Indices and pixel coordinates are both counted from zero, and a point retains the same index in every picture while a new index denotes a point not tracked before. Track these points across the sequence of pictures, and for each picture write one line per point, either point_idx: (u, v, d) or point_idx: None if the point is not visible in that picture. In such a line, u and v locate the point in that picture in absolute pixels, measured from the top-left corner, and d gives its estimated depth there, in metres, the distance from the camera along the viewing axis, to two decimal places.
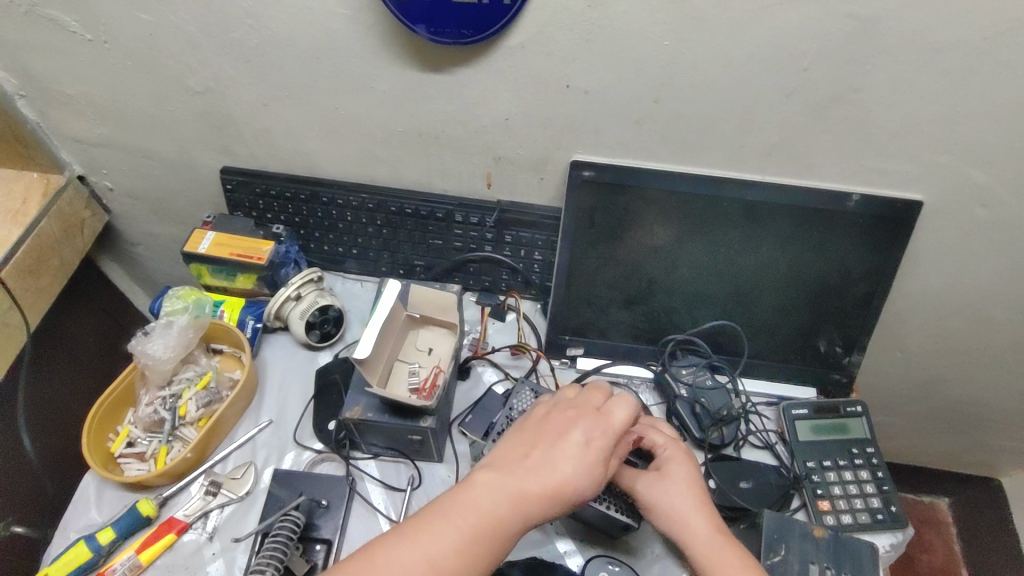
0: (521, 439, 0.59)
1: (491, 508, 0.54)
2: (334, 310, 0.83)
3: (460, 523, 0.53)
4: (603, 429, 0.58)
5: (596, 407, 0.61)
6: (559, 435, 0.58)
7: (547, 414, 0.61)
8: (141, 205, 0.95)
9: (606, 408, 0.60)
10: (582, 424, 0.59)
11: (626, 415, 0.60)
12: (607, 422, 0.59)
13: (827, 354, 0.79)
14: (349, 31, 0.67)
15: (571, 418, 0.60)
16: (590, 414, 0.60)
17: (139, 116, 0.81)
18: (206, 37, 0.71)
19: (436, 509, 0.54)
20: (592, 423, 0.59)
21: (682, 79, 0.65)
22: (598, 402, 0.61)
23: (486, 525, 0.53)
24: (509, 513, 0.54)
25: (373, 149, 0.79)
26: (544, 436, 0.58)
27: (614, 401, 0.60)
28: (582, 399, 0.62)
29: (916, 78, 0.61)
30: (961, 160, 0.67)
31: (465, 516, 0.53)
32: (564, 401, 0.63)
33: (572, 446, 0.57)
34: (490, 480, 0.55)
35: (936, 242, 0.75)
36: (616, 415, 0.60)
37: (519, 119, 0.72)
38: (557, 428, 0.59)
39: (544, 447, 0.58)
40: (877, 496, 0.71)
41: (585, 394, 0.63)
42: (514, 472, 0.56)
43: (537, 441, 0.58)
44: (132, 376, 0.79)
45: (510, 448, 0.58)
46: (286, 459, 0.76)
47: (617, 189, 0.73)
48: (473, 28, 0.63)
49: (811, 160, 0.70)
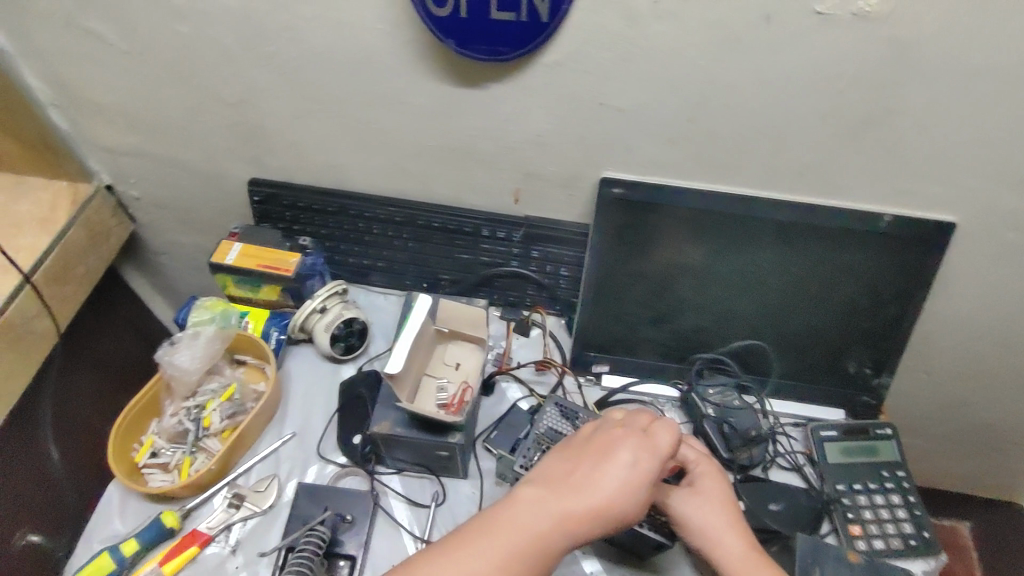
0: (565, 458, 0.59)
1: (535, 527, 0.53)
2: (359, 323, 0.83)
3: (503, 541, 0.52)
4: (648, 451, 0.57)
5: (641, 428, 0.60)
6: (604, 455, 0.57)
7: (592, 433, 0.61)
8: (166, 215, 0.96)
9: (651, 431, 0.59)
10: (628, 445, 0.58)
11: (671, 438, 0.59)
12: (653, 444, 0.58)
13: (856, 376, 0.79)
14: (385, 46, 0.68)
15: (616, 437, 0.59)
16: (637, 434, 0.59)
17: (170, 127, 0.82)
18: (242, 51, 0.71)
19: (480, 527, 0.54)
20: (638, 444, 0.58)
21: (717, 98, 0.65)
22: (643, 423, 0.61)
23: (526, 542, 0.53)
24: (552, 533, 0.54)
25: (403, 163, 0.79)
26: (589, 455, 0.58)
27: (659, 423, 0.60)
28: (627, 420, 0.61)
29: (954, 100, 0.61)
30: (998, 183, 0.66)
31: (507, 533, 0.53)
32: (610, 421, 0.62)
33: (617, 466, 0.56)
34: (533, 498, 0.55)
35: (968, 264, 0.74)
36: (661, 437, 0.59)
37: (551, 136, 0.72)
38: (602, 448, 0.58)
39: (588, 466, 0.57)
40: (909, 521, 0.70)
41: (631, 416, 0.62)
42: (558, 492, 0.55)
43: (581, 459, 0.58)
44: (157, 387, 0.80)
45: (554, 467, 0.58)
46: (310, 472, 0.75)
47: (648, 207, 0.73)
48: (509, 45, 0.63)
49: (844, 181, 0.69)
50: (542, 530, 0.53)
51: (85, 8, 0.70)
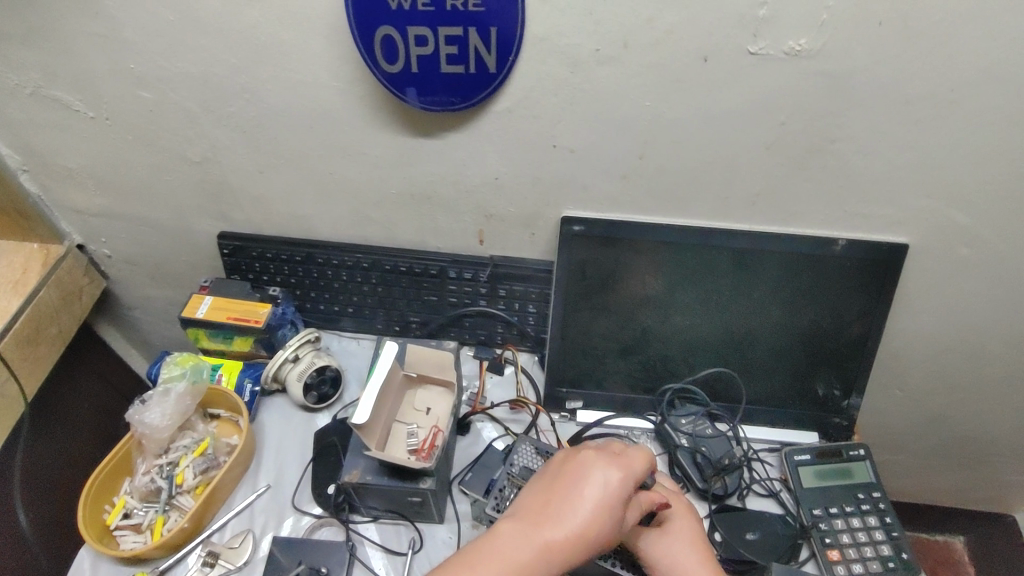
0: (541, 488, 0.60)
1: (518, 555, 0.53)
2: (331, 370, 0.84)
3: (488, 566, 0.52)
4: (622, 472, 0.59)
5: (614, 451, 0.61)
6: (578, 479, 0.58)
7: (565, 459, 0.62)
8: (139, 271, 0.96)
9: (624, 453, 0.61)
10: (600, 466, 0.59)
11: (645, 460, 0.61)
12: (625, 465, 0.59)
13: (826, 398, 0.79)
14: (341, 101, 0.70)
15: (589, 460, 0.60)
16: (609, 456, 0.60)
17: (138, 186, 0.83)
18: (205, 111, 0.73)
19: (463, 559, 0.53)
20: (612, 465, 0.59)
21: (665, 137, 0.67)
22: (616, 446, 0.62)
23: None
24: (535, 559, 0.53)
25: (367, 211, 0.81)
26: (564, 481, 0.59)
27: (631, 446, 0.61)
28: (600, 445, 0.63)
29: (889, 128, 0.63)
30: (941, 204, 0.68)
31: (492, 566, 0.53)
32: (582, 447, 0.63)
33: (592, 488, 0.57)
34: (515, 530, 0.55)
35: (924, 282, 0.76)
36: (634, 459, 0.60)
37: (508, 178, 0.74)
38: (575, 472, 0.59)
39: (566, 492, 0.58)
40: (887, 544, 0.70)
41: (604, 442, 0.63)
42: (536, 521, 0.56)
43: (557, 488, 0.58)
44: (130, 445, 0.79)
45: (530, 498, 0.59)
46: (285, 525, 0.75)
47: (607, 241, 0.74)
48: (461, 96, 0.66)
49: (794, 209, 0.71)
50: (524, 557, 0.53)
51: (50, 79, 0.72)
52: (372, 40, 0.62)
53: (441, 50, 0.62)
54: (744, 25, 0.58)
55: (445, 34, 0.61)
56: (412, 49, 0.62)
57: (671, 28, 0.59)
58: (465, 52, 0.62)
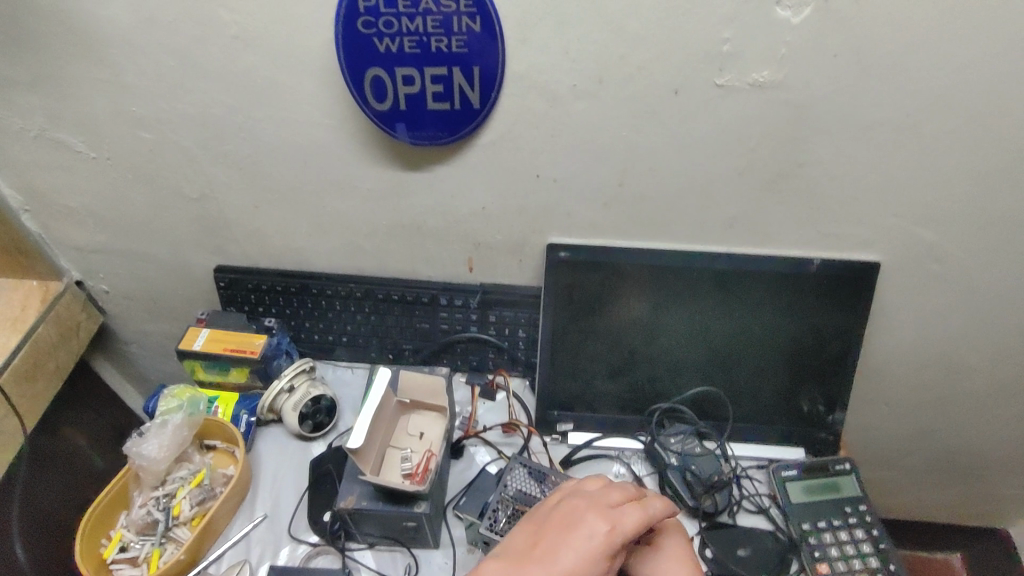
0: (532, 532, 0.61)
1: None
2: (326, 399, 0.85)
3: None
4: (611, 530, 0.59)
5: (610, 503, 0.62)
6: (566, 528, 0.60)
7: (560, 503, 0.63)
8: (136, 305, 0.98)
9: (621, 509, 0.61)
10: (592, 518, 0.60)
11: (640, 518, 0.61)
12: (617, 521, 0.60)
13: (810, 414, 0.81)
14: (333, 137, 0.73)
15: (582, 511, 0.61)
16: (602, 508, 0.61)
17: (137, 223, 0.86)
18: (202, 150, 0.76)
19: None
20: (602, 518, 0.60)
21: (642, 165, 0.71)
22: (613, 500, 0.63)
23: None
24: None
25: (359, 242, 0.83)
26: (554, 527, 0.60)
27: (631, 503, 0.62)
28: (598, 493, 0.63)
29: (854, 152, 0.67)
30: (909, 223, 0.72)
31: None
32: (582, 492, 0.64)
33: (577, 540, 0.58)
34: (497, 570, 0.57)
35: (899, 298, 0.78)
36: (629, 516, 0.61)
37: (495, 208, 0.77)
38: (566, 519, 0.61)
39: (551, 539, 0.59)
40: (875, 556, 0.71)
41: (606, 490, 0.64)
42: (520, 565, 0.58)
43: (545, 532, 0.60)
44: (127, 478, 0.80)
45: (520, 539, 0.61)
46: (282, 554, 0.75)
47: (593, 266, 0.77)
48: (447, 130, 0.69)
49: (770, 231, 0.74)
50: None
51: (54, 121, 0.75)
52: (362, 81, 0.66)
53: (427, 88, 0.66)
54: (710, 59, 0.62)
55: (431, 74, 0.65)
56: (400, 88, 0.66)
57: (643, 64, 0.63)
58: (450, 90, 0.66)
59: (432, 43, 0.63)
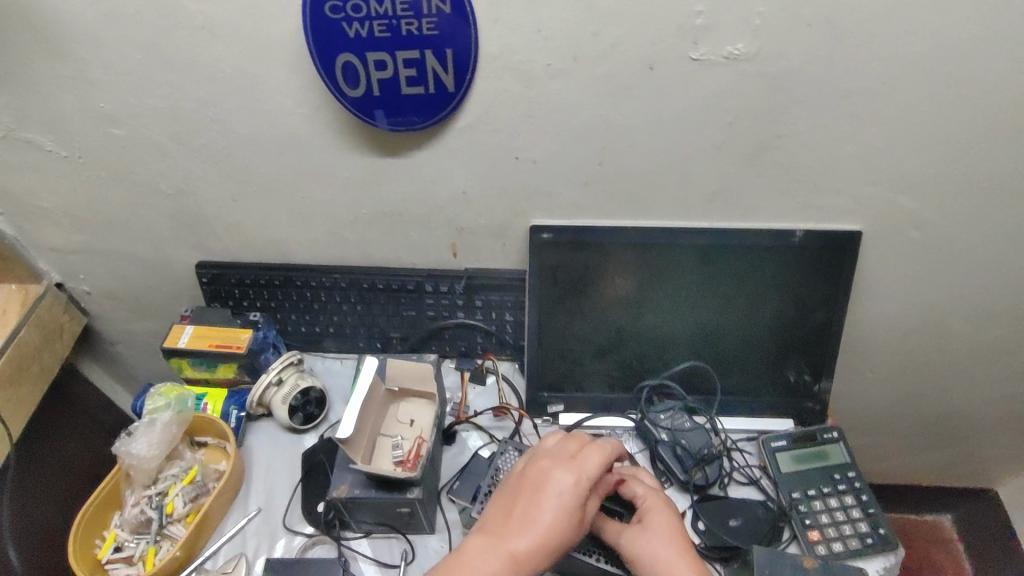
0: (506, 499, 0.62)
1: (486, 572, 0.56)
2: (315, 391, 0.85)
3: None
4: (576, 477, 0.60)
5: (570, 454, 0.63)
6: (536, 487, 0.61)
7: (525, 465, 0.64)
8: (119, 304, 0.97)
9: (580, 456, 0.62)
10: (557, 472, 0.61)
11: (602, 458, 0.61)
12: (579, 469, 0.61)
13: (797, 384, 0.82)
14: (308, 126, 0.72)
15: (546, 467, 0.62)
16: (564, 462, 0.62)
17: (114, 221, 0.85)
18: (177, 145, 0.75)
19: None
20: (565, 471, 0.61)
21: (620, 143, 0.70)
22: (572, 449, 0.63)
23: None
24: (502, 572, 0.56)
25: (341, 232, 0.83)
26: (525, 489, 0.61)
27: (588, 448, 0.62)
28: (557, 447, 0.64)
29: (831, 123, 0.67)
30: (889, 191, 0.72)
31: None
32: (544, 449, 0.65)
33: (550, 497, 0.59)
34: (481, 544, 0.58)
35: (880, 266, 0.79)
36: (590, 460, 0.61)
37: (475, 191, 0.76)
38: (534, 480, 0.61)
39: (525, 502, 0.60)
40: (864, 520, 0.72)
41: (563, 443, 0.64)
42: (501, 535, 0.58)
43: (519, 497, 0.61)
44: (118, 479, 0.79)
45: (496, 510, 0.61)
46: (278, 546, 0.75)
47: (577, 245, 0.77)
48: (422, 116, 0.68)
49: (749, 205, 0.75)
50: (491, 571, 0.56)
51: (23, 121, 0.74)
52: (332, 68, 0.65)
53: (400, 73, 0.65)
54: (683, 33, 0.62)
55: (403, 58, 0.64)
56: (372, 73, 0.65)
57: (616, 40, 0.63)
58: (423, 74, 0.65)
59: (401, 26, 0.62)
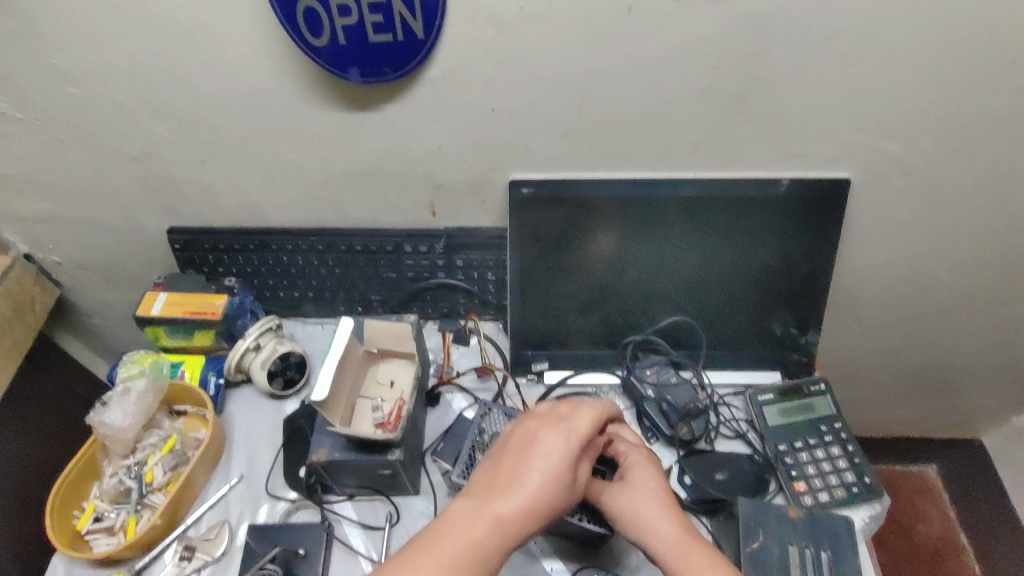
0: (491, 463, 0.59)
1: (472, 535, 0.53)
2: (294, 355, 0.84)
3: (440, 552, 0.51)
4: (565, 438, 0.58)
5: (559, 415, 0.61)
6: (523, 449, 0.58)
7: (512, 429, 0.61)
8: (92, 274, 0.95)
9: (569, 417, 0.60)
10: (545, 432, 0.59)
11: (591, 418, 0.60)
12: (568, 429, 0.59)
13: (783, 336, 0.81)
14: (273, 81, 0.68)
15: (533, 428, 0.60)
16: (552, 423, 0.60)
17: (79, 187, 0.81)
18: (137, 104, 0.72)
19: (416, 546, 0.52)
20: (554, 432, 0.58)
21: (599, 92, 0.67)
22: (561, 411, 0.61)
23: (468, 552, 0.52)
24: (489, 535, 0.53)
25: (315, 192, 0.80)
26: (512, 452, 0.59)
27: (577, 409, 0.60)
28: (546, 411, 0.62)
29: (818, 65, 0.64)
30: (878, 136, 0.70)
31: (446, 545, 0.52)
32: (532, 414, 0.63)
33: (537, 458, 0.57)
34: (466, 507, 0.55)
35: (868, 216, 0.77)
36: (579, 421, 0.59)
37: (452, 146, 0.74)
38: (521, 442, 0.59)
39: (512, 464, 0.58)
40: (850, 470, 0.72)
41: (551, 406, 0.62)
42: (485, 498, 0.56)
43: (504, 459, 0.58)
44: (94, 450, 0.78)
45: (480, 474, 0.59)
46: (261, 512, 0.74)
47: (558, 201, 0.74)
48: (392, 65, 0.65)
49: (734, 154, 0.72)
50: (476, 535, 0.53)
51: None
52: (294, 15, 0.61)
53: (366, 19, 0.61)
54: None
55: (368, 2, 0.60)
56: (336, 19, 0.61)
57: None
58: (390, 19, 0.61)
59: None
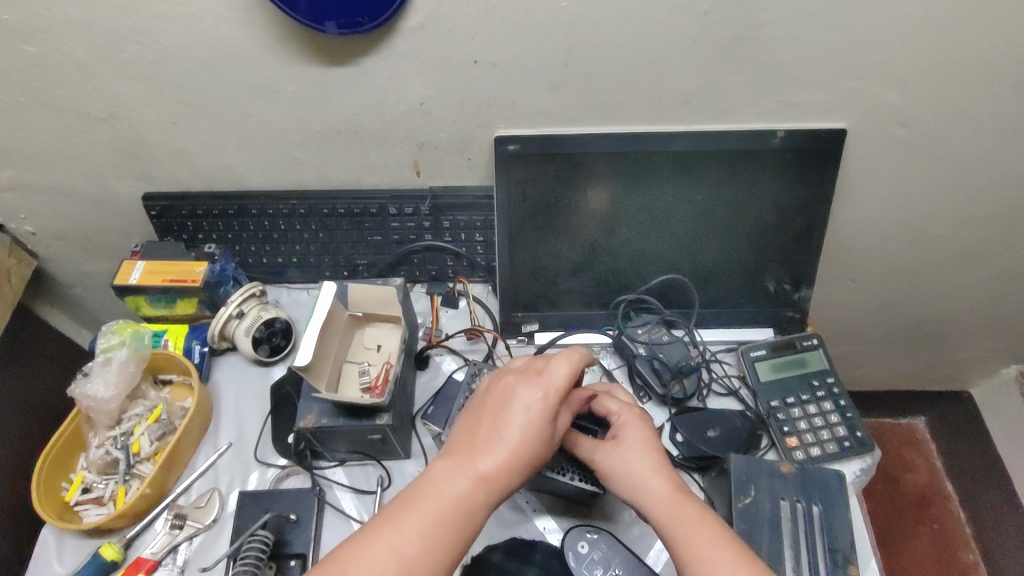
0: (471, 418, 0.58)
1: (454, 493, 0.52)
2: (279, 322, 0.82)
3: (422, 513, 0.51)
4: (543, 390, 0.57)
5: (536, 367, 0.59)
6: (502, 403, 0.57)
7: (490, 384, 0.60)
8: (68, 244, 0.92)
9: (546, 368, 0.59)
10: (523, 386, 0.57)
11: (568, 367, 0.58)
12: (546, 381, 0.57)
13: (776, 293, 0.80)
14: (242, 34, 0.65)
15: (511, 383, 0.58)
16: (530, 376, 0.58)
17: (46, 152, 0.78)
18: (99, 62, 0.68)
19: (398, 507, 0.52)
20: (531, 385, 0.57)
21: (587, 40, 0.64)
22: (539, 362, 0.60)
23: (452, 511, 0.51)
24: (472, 493, 0.53)
25: (294, 153, 0.77)
26: (491, 407, 0.57)
27: (553, 358, 0.59)
28: (524, 364, 0.61)
29: (815, 8, 0.61)
30: (876, 84, 0.67)
31: (427, 505, 0.51)
32: (509, 368, 0.61)
33: (516, 411, 0.56)
34: (447, 466, 0.54)
35: (865, 167, 0.75)
36: (556, 371, 0.58)
37: (434, 101, 0.70)
38: (499, 396, 0.58)
39: (491, 420, 0.56)
40: (842, 425, 0.72)
41: (529, 359, 0.61)
42: (467, 456, 0.55)
43: (484, 415, 0.57)
44: (79, 421, 0.77)
45: (461, 432, 0.58)
46: (251, 479, 0.74)
47: (544, 157, 0.71)
48: (367, 14, 0.61)
49: (728, 105, 0.70)
50: (458, 494, 0.52)
51: None
52: None
53: None
54: None
55: None
56: None
57: None
58: None
59: None
